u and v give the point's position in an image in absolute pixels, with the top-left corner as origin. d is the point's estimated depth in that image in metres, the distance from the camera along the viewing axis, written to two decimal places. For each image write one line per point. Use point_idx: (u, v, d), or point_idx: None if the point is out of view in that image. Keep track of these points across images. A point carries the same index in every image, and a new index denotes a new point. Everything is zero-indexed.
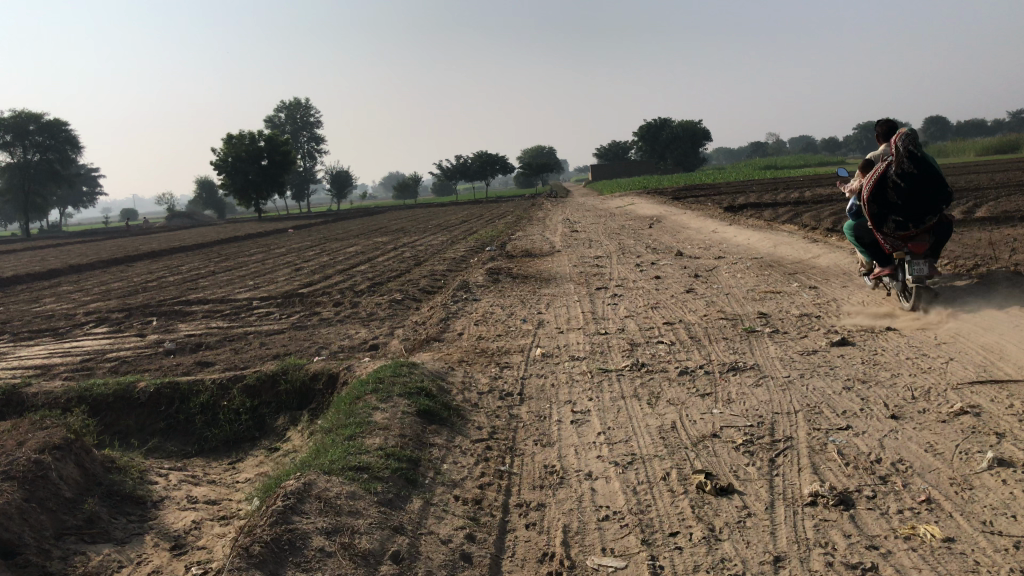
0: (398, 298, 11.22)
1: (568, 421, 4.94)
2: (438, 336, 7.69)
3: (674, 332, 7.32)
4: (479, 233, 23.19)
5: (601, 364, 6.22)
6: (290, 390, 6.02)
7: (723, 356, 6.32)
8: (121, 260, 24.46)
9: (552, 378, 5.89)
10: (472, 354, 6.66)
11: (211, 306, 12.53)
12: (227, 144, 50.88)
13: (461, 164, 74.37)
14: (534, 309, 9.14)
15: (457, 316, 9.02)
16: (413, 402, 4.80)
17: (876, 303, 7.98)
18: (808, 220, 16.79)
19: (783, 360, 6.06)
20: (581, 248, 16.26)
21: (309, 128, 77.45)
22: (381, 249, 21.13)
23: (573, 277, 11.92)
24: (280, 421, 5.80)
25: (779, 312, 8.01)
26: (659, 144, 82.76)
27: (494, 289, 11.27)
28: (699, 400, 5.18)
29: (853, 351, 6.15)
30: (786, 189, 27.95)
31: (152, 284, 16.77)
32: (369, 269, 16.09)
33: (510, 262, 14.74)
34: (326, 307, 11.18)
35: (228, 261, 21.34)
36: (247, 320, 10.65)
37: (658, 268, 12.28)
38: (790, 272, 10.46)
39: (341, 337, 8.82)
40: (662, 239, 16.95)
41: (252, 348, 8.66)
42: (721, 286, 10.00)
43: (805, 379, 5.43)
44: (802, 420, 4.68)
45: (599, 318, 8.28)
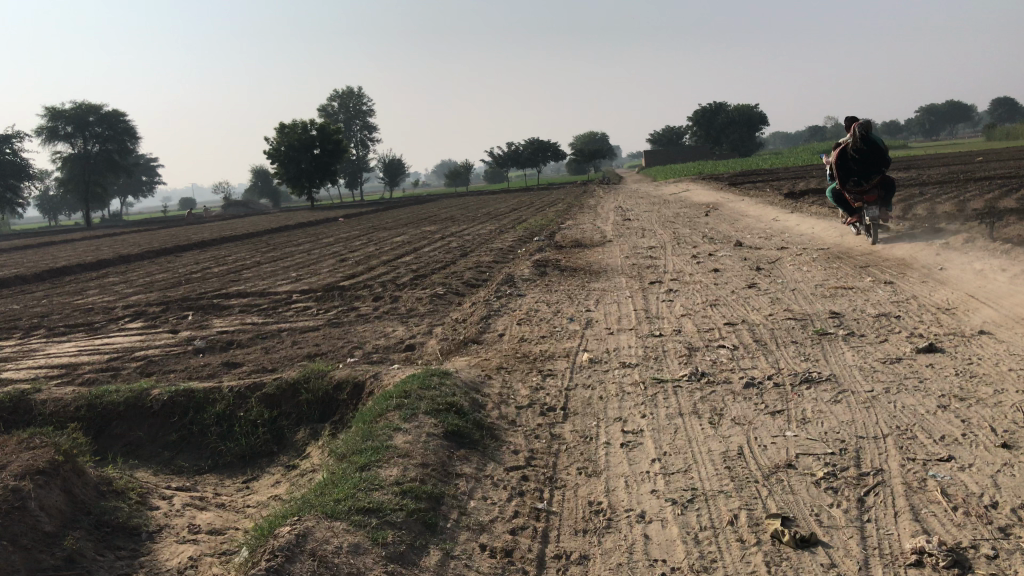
0: (440, 292, 10.69)
1: (618, 444, 4.32)
2: (479, 337, 7.12)
3: (738, 334, 6.62)
4: (528, 223, 22.58)
5: (655, 373, 5.57)
6: (311, 401, 5.49)
7: (793, 364, 5.62)
8: (170, 250, 24.41)
9: (600, 390, 5.25)
10: (512, 360, 6.07)
11: (249, 299, 12.14)
12: (281, 132, 50.96)
13: (512, 152, 73.74)
14: (583, 306, 8.52)
15: (500, 313, 8.44)
16: (441, 422, 4.23)
17: (963, 301, 7.18)
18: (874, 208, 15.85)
19: (863, 370, 5.34)
20: (633, 237, 15.57)
21: (362, 117, 77.75)
22: (429, 238, 20.70)
23: (624, 270, 11.26)
24: (300, 436, 5.27)
25: (854, 311, 7.26)
26: (714, 128, 81.05)
27: (541, 283, 10.67)
28: (769, 420, 4.51)
29: (944, 360, 5.41)
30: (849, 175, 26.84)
31: (195, 276, 16.52)
32: (413, 260, 15.61)
33: (559, 253, 14.12)
34: (365, 302, 10.70)
35: (274, 251, 21.10)
36: (283, 316, 10.22)
37: (716, 260, 11.54)
38: (861, 266, 9.65)
39: (377, 335, 8.30)
40: (719, 228, 16.17)
41: (284, 347, 8.20)
42: (786, 280, 9.25)
43: (891, 395, 4.73)
44: (892, 447, 3.99)
45: (653, 317, 7.62)
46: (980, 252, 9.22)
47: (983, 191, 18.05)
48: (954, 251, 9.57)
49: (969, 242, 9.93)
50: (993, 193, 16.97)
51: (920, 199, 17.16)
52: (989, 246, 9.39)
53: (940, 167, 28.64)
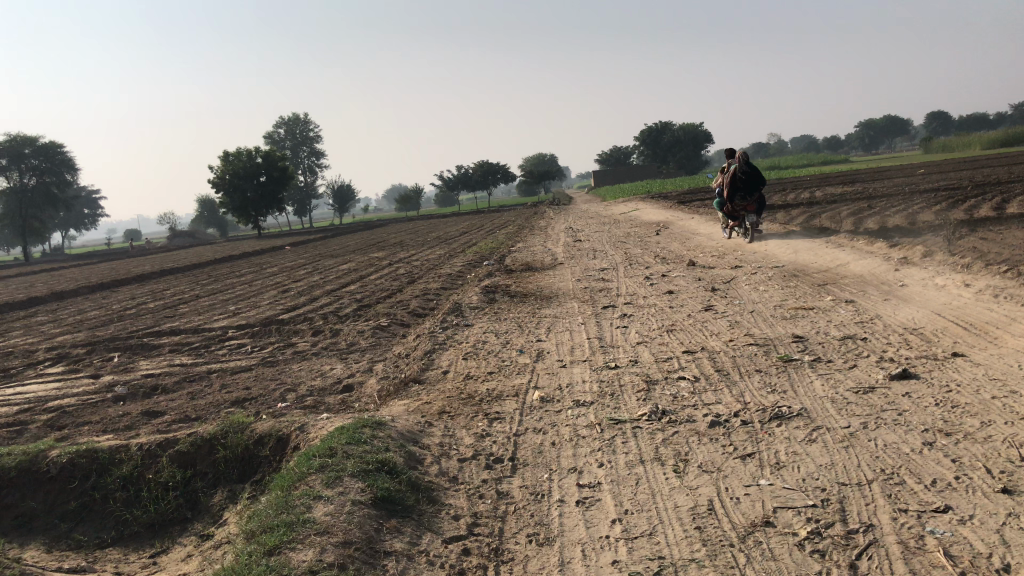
0: (383, 323, 10.14)
1: (573, 502, 3.81)
2: (421, 375, 6.58)
3: (698, 364, 6.17)
4: (479, 245, 22.06)
5: (612, 412, 5.07)
6: (229, 458, 4.87)
7: (760, 398, 5.18)
8: (106, 285, 23.36)
9: (552, 435, 4.74)
10: (455, 402, 5.52)
11: (182, 337, 11.42)
12: (224, 161, 49.76)
13: (462, 175, 73.35)
14: (533, 336, 8.03)
15: (445, 347, 7.90)
16: (370, 487, 3.68)
17: (931, 319, 6.84)
18: (826, 224, 15.73)
19: (835, 402, 4.91)
20: (584, 259, 15.19)
21: (309, 143, 76.67)
22: (376, 265, 20.04)
23: (576, 294, 10.81)
24: (215, 499, 4.65)
25: (818, 333, 6.87)
26: (661, 146, 81.77)
27: (490, 311, 10.17)
28: (739, 467, 4.04)
29: (921, 388, 5.00)
30: (795, 192, 27.00)
31: (128, 313, 15.67)
32: (359, 289, 15.00)
33: (508, 278, 13.65)
34: (303, 336, 10.09)
35: (215, 283, 20.26)
36: (215, 355, 9.55)
37: (671, 281, 11.18)
38: (820, 284, 9.33)
39: (314, 375, 7.71)
40: (671, 247, 15.88)
41: (212, 392, 7.56)
42: (744, 301, 8.88)
43: (871, 431, 4.29)
44: (880, 497, 3.54)
45: (607, 346, 7.16)
46: (940, 266, 8.96)
47: (929, 202, 18.12)
48: (912, 265, 9.34)
49: (927, 256, 9.70)
50: (941, 205, 16.95)
51: (868, 213, 17.15)
52: (948, 260, 9.14)
53: (885, 180, 28.86)
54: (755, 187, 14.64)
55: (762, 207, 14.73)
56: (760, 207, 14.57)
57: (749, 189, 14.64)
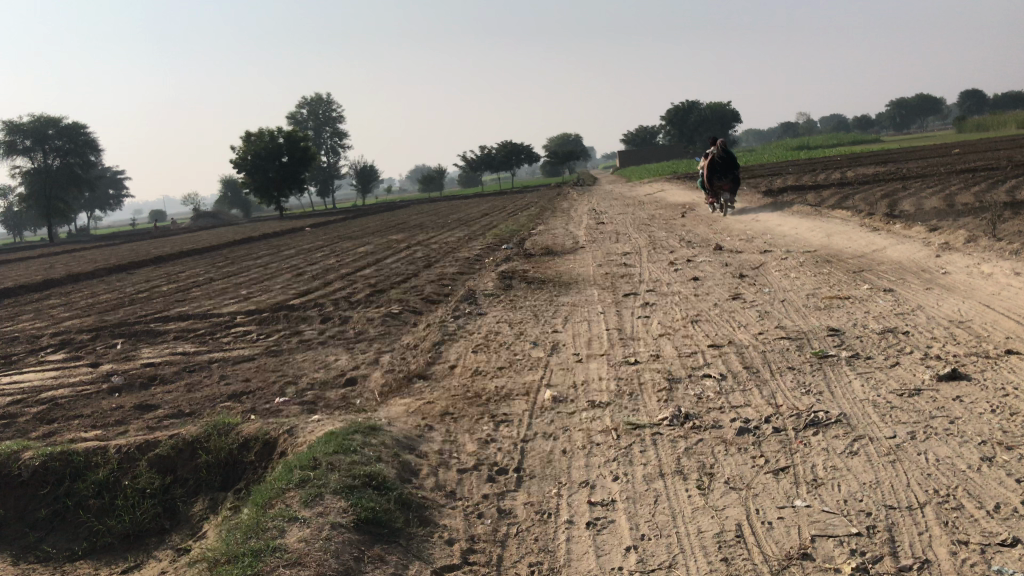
0: (394, 311, 9.73)
1: (585, 523, 3.39)
2: (427, 370, 6.16)
3: (724, 360, 5.70)
4: (499, 228, 21.60)
5: (630, 416, 4.62)
6: (212, 464, 4.46)
7: (794, 400, 4.71)
8: (124, 267, 23.12)
9: (564, 441, 4.30)
10: (460, 401, 5.10)
11: (190, 323, 11.06)
12: (245, 142, 49.39)
13: (484, 156, 72.74)
14: (549, 326, 7.59)
15: (455, 338, 7.49)
16: (354, 507, 3.28)
17: (978, 311, 6.32)
18: (859, 206, 15.16)
19: (877, 407, 4.42)
20: (606, 243, 14.70)
21: (332, 123, 76.26)
22: (393, 248, 19.64)
23: (596, 280, 10.34)
24: (195, 509, 4.24)
25: (855, 326, 6.38)
26: (687, 126, 80.78)
27: (505, 298, 9.75)
28: (771, 484, 3.58)
29: (973, 391, 4.50)
30: (825, 173, 26.35)
31: (140, 296, 15.34)
32: (373, 273, 14.60)
33: (527, 263, 13.21)
34: (312, 324, 9.70)
35: (231, 266, 19.94)
36: (220, 343, 9.18)
37: (695, 266, 10.70)
38: (854, 270, 8.82)
39: (317, 367, 7.32)
40: (696, 230, 15.37)
41: (211, 384, 7.18)
42: (773, 289, 8.38)
43: (920, 443, 3.81)
44: (936, 524, 3.09)
45: (627, 338, 6.69)
46: (983, 252, 8.41)
47: (966, 183, 17.46)
48: (952, 251, 8.80)
49: (969, 240, 9.16)
50: (978, 186, 16.28)
51: (902, 194, 16.55)
52: (992, 246, 8.58)
53: (916, 160, 28.07)
54: (731, 170, 17.17)
55: (736, 185, 17.47)
56: (734, 187, 17.16)
57: (725, 170, 17.14)
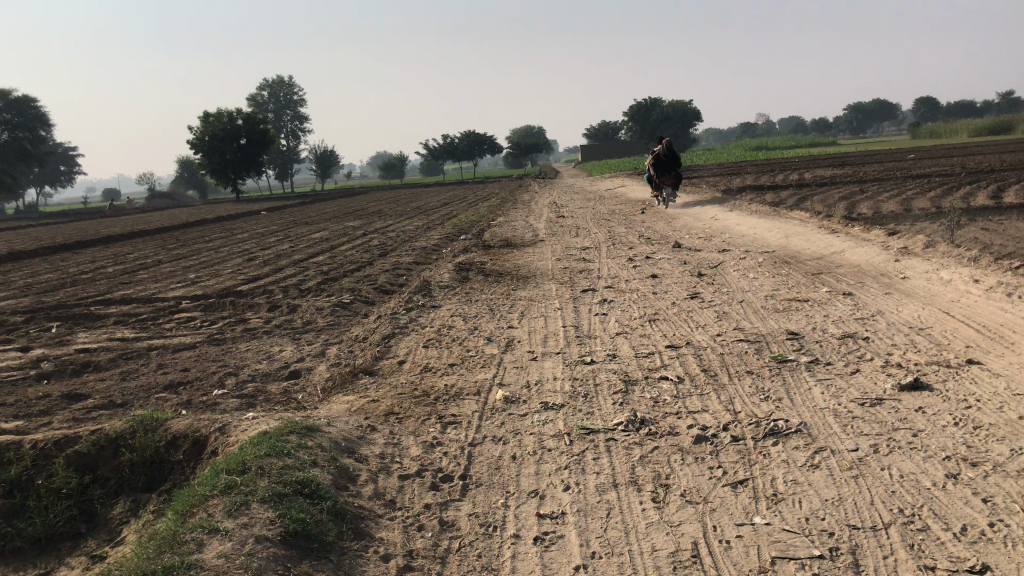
0: (345, 300, 9.43)
1: (532, 538, 3.17)
2: (374, 365, 5.90)
3: (682, 362, 5.52)
4: (458, 218, 21.29)
5: (584, 419, 4.42)
6: (136, 463, 4.16)
7: (753, 407, 4.54)
8: (69, 246, 22.36)
9: (515, 446, 4.08)
10: (406, 400, 4.85)
11: (131, 308, 10.62)
12: (203, 122, 48.26)
13: (446, 145, 72.16)
14: (504, 321, 7.36)
15: (406, 331, 7.23)
16: (281, 518, 3.03)
17: (938, 318, 6.23)
18: (819, 207, 15.17)
19: (839, 417, 4.27)
20: (566, 236, 14.52)
21: (293, 106, 75.02)
22: (349, 235, 19.25)
23: (554, 275, 10.13)
24: (116, 512, 3.95)
25: (815, 330, 6.24)
26: (649, 122, 81.00)
27: (460, 290, 9.51)
28: (729, 498, 3.40)
29: (935, 402, 4.38)
30: (784, 173, 26.52)
31: (82, 277, 14.78)
32: (327, 260, 14.23)
33: (485, 254, 12.97)
34: (259, 312, 9.36)
35: (181, 248, 19.38)
36: (160, 330, 8.80)
37: (655, 263, 10.56)
38: (813, 272, 8.74)
39: (261, 357, 7.01)
40: (657, 226, 15.26)
41: (148, 373, 6.83)
42: (733, 288, 8.25)
43: (883, 457, 3.65)
44: (901, 547, 2.92)
45: (584, 336, 6.50)
46: (943, 258, 8.36)
47: (923, 187, 17.62)
48: (911, 256, 8.75)
49: (928, 245, 9.13)
50: (934, 191, 16.38)
51: (860, 196, 16.64)
52: (951, 252, 8.54)
53: (873, 164, 28.33)
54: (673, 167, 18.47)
55: (678, 181, 18.77)
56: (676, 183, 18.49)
57: (668, 168, 18.43)
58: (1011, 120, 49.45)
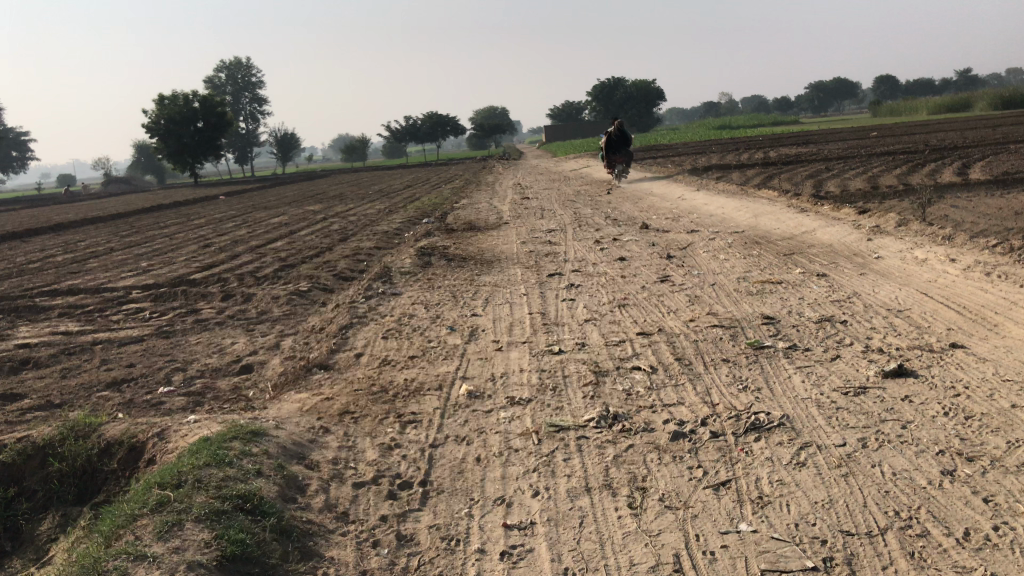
0: (303, 288, 9.05)
1: (500, 553, 2.88)
2: (330, 359, 5.56)
3: (654, 350, 5.26)
4: (421, 201, 20.89)
5: (553, 415, 4.13)
6: (66, 474, 3.80)
7: (731, 399, 4.29)
8: (19, 234, 21.55)
9: (480, 448, 3.78)
10: (363, 397, 4.53)
11: (78, 299, 10.13)
12: (159, 105, 47.12)
13: (409, 127, 71.30)
14: (467, 308, 7.05)
15: (366, 321, 6.89)
16: (218, 540, 2.71)
17: (917, 300, 6.03)
18: (786, 186, 15.02)
19: (822, 408, 4.03)
20: (531, 218, 14.22)
21: (252, 89, 73.61)
22: (310, 220, 18.75)
23: (520, 259, 9.84)
24: (42, 529, 3.59)
25: (790, 313, 6.02)
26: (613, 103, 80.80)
27: (423, 276, 9.17)
28: (712, 502, 3.14)
29: (921, 390, 4.16)
30: (748, 152, 26.46)
31: (29, 267, 14.16)
32: (286, 246, 13.78)
33: (448, 238, 12.63)
34: (213, 301, 8.95)
35: (136, 235, 18.74)
36: (107, 322, 8.34)
37: (622, 245, 10.30)
38: (785, 252, 8.54)
39: (212, 351, 6.63)
40: (623, 207, 15.03)
41: (90, 369, 6.41)
42: (704, 271, 8.01)
43: (873, 452, 3.42)
44: (901, 556, 2.68)
45: (551, 324, 6.22)
46: (915, 237, 8.19)
47: (887, 165, 17.58)
48: (883, 235, 8.59)
49: (898, 224, 8.97)
50: (900, 168, 16.32)
51: (825, 175, 16.55)
52: (923, 230, 8.38)
53: (834, 142, 28.35)
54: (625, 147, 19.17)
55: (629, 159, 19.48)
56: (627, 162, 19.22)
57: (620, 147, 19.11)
58: (969, 97, 49.99)
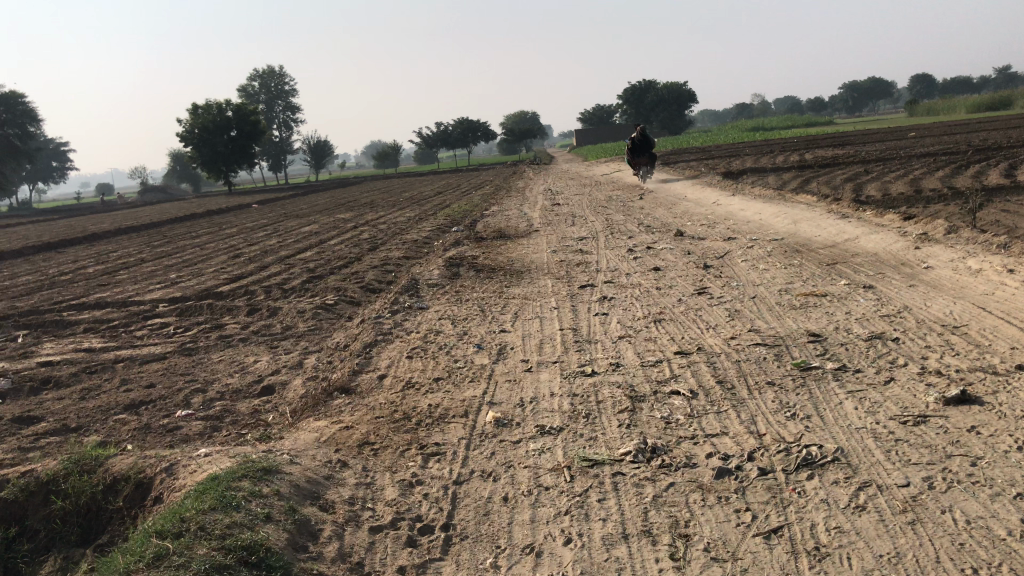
0: (329, 302, 8.84)
1: None
2: (352, 381, 5.32)
3: (693, 372, 4.95)
4: (452, 208, 20.69)
5: (586, 448, 3.85)
6: (69, 512, 3.58)
7: (779, 428, 3.97)
8: (54, 245, 21.64)
9: (508, 485, 3.50)
10: (385, 426, 4.28)
11: (105, 313, 10.00)
12: (193, 115, 47.52)
13: (440, 133, 71.35)
14: (496, 324, 6.79)
15: (391, 338, 6.64)
16: None
17: (973, 315, 5.65)
18: (825, 190, 14.60)
19: (880, 440, 3.70)
20: (563, 226, 13.93)
21: (285, 97, 74.08)
22: (339, 228, 18.62)
23: (551, 269, 9.57)
24: (44, 571, 3.37)
25: (838, 330, 5.67)
26: (644, 105, 80.20)
27: (451, 289, 8.93)
28: (763, 554, 2.83)
29: (989, 420, 3.81)
30: (783, 155, 25.97)
31: (60, 279, 14.12)
32: (314, 256, 13.60)
33: (478, 247, 12.39)
34: (238, 316, 8.77)
35: (167, 246, 18.70)
36: (132, 338, 8.18)
37: (656, 254, 9.99)
38: (828, 262, 8.17)
39: (233, 370, 6.42)
40: (656, 213, 14.70)
41: (110, 389, 6.22)
42: (744, 282, 7.68)
43: (941, 495, 3.09)
44: None
45: (583, 341, 5.93)
46: (967, 245, 7.78)
47: (928, 167, 17.06)
48: (931, 242, 8.18)
49: (947, 230, 8.57)
50: (942, 171, 15.81)
51: (865, 178, 16.09)
52: (975, 237, 7.97)
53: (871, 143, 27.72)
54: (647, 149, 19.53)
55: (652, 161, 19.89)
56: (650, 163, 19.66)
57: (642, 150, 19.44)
58: (1010, 95, 48.85)
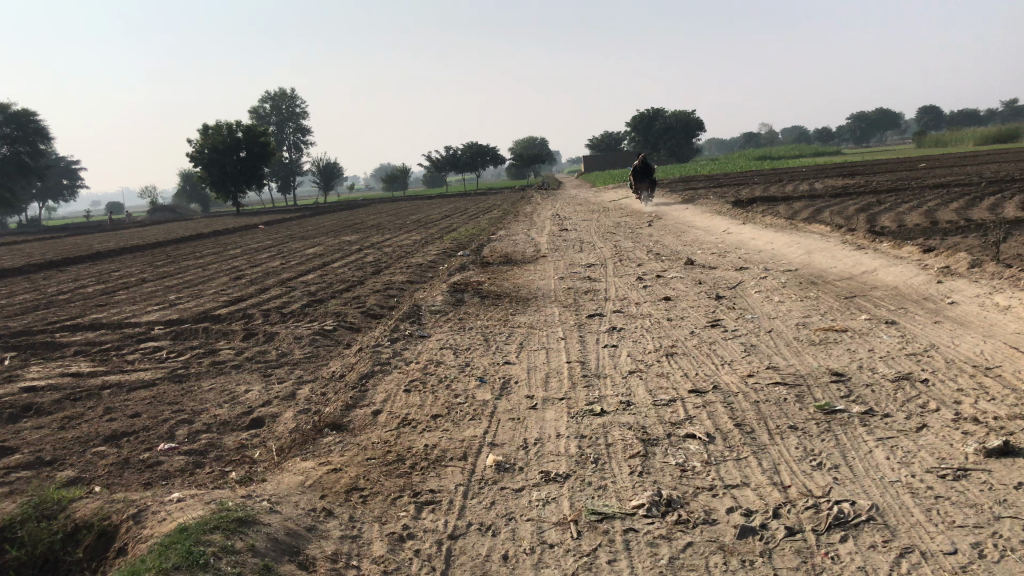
0: (328, 328, 8.52)
1: None
2: (345, 416, 5.00)
3: (709, 414, 4.61)
4: (458, 232, 20.42)
5: (594, 498, 3.52)
6: (25, 561, 3.25)
7: (805, 480, 3.64)
8: (56, 263, 21.37)
9: (508, 541, 3.17)
10: (375, 469, 3.95)
11: (97, 335, 9.69)
12: (203, 135, 47.53)
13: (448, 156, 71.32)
14: (499, 355, 6.47)
15: (389, 369, 6.32)
16: None
17: (1006, 355, 5.32)
18: (837, 219, 14.31)
19: (918, 496, 3.37)
20: (570, 252, 13.65)
21: (296, 118, 74.24)
22: (343, 251, 18.36)
23: (557, 297, 9.25)
24: None
25: (861, 369, 5.34)
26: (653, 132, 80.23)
27: (453, 316, 8.63)
28: None
29: None
30: (792, 185, 25.70)
31: (57, 299, 13.82)
32: (316, 279, 13.31)
33: (482, 273, 12.09)
34: (234, 341, 8.45)
35: (169, 266, 18.42)
36: (122, 363, 7.86)
37: (666, 283, 9.68)
38: (845, 295, 7.86)
39: (223, 399, 6.09)
40: (666, 240, 14.43)
41: (91, 418, 5.90)
42: (758, 315, 7.36)
43: (994, 566, 2.75)
44: None
45: (591, 376, 5.60)
46: (992, 280, 7.45)
47: (942, 198, 16.77)
48: (954, 276, 7.86)
49: (969, 264, 8.26)
50: (958, 202, 15.53)
51: (878, 208, 15.80)
52: (999, 272, 7.66)
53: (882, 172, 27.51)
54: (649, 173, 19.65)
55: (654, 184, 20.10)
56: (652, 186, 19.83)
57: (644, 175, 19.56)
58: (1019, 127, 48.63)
